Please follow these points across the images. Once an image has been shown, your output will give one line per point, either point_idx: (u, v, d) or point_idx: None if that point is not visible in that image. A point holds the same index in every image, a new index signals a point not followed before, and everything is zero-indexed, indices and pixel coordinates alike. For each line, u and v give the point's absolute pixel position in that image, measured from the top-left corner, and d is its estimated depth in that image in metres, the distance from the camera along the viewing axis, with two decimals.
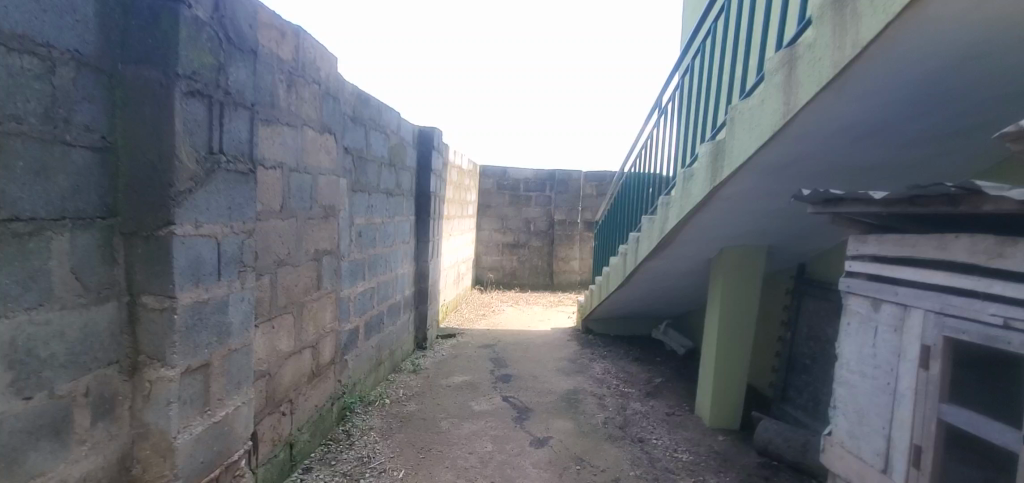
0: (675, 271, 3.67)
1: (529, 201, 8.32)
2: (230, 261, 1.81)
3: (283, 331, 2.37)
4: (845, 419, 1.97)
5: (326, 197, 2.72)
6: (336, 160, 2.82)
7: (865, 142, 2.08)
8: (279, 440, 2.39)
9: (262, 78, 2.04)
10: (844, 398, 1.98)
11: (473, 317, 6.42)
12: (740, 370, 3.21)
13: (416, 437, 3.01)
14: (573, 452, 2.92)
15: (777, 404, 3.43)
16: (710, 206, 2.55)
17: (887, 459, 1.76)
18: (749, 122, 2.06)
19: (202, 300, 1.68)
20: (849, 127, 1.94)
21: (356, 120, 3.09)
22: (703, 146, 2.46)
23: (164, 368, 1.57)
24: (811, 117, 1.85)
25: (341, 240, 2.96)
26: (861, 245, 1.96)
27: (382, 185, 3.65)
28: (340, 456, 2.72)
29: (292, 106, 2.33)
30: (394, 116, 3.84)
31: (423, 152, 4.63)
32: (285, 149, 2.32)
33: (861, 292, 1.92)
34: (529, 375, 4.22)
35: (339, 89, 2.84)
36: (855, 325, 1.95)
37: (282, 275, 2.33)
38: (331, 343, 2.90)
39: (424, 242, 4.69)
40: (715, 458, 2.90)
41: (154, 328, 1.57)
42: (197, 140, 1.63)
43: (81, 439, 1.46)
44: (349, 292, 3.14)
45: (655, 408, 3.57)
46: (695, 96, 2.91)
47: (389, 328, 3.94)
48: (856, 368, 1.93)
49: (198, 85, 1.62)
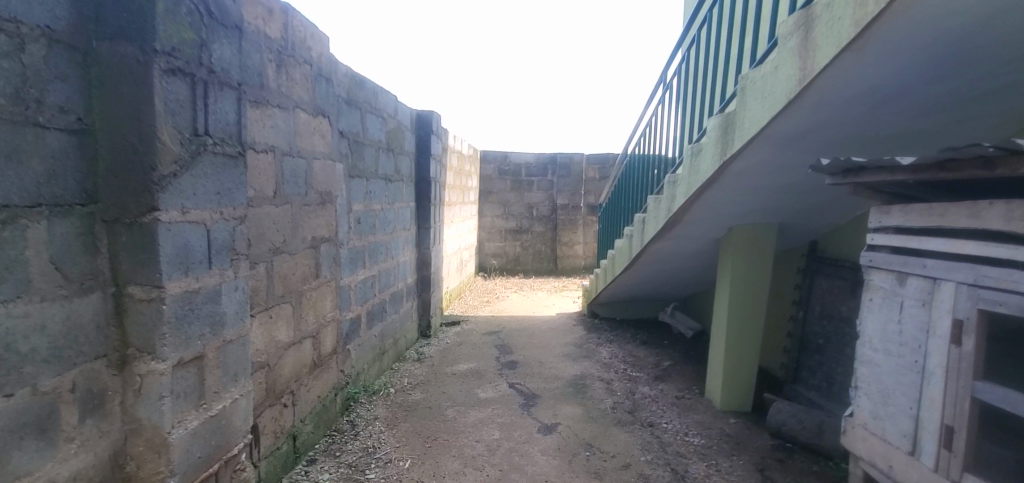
0: (684, 251, 3.57)
1: (531, 186, 8.21)
2: (221, 248, 1.73)
3: (281, 321, 2.30)
4: (869, 399, 1.89)
5: (322, 183, 2.64)
6: (330, 143, 2.73)
7: (881, 110, 1.98)
8: (281, 432, 2.33)
9: (252, 57, 1.94)
10: (868, 378, 1.90)
11: (477, 303, 6.35)
12: (749, 352, 3.15)
13: (422, 427, 2.95)
14: (582, 437, 2.86)
15: (790, 385, 3.36)
16: (721, 182, 2.46)
17: (915, 441, 1.68)
18: (764, 91, 1.97)
19: (192, 289, 1.60)
20: (865, 93, 1.84)
21: (350, 103, 3.00)
22: (712, 120, 2.37)
23: (155, 361, 1.50)
24: (827, 84, 1.76)
25: (339, 227, 2.88)
26: (885, 216, 1.86)
27: (380, 170, 3.56)
28: (344, 447, 2.67)
29: (282, 87, 2.22)
30: (390, 98, 3.73)
31: (422, 137, 4.52)
32: (277, 132, 2.22)
33: (886, 266, 1.84)
34: (535, 362, 4.16)
35: (332, 69, 2.73)
36: (879, 301, 1.87)
37: (279, 263, 2.24)
38: (331, 334, 2.83)
39: (425, 228, 4.60)
40: (727, 441, 2.84)
41: (142, 319, 1.49)
42: (180, 121, 1.55)
43: (69, 437, 1.39)
44: (348, 280, 3.06)
45: (665, 392, 3.50)
46: (703, 69, 2.79)
47: (392, 317, 3.88)
48: (880, 346, 1.85)
49: (178, 63, 1.53)
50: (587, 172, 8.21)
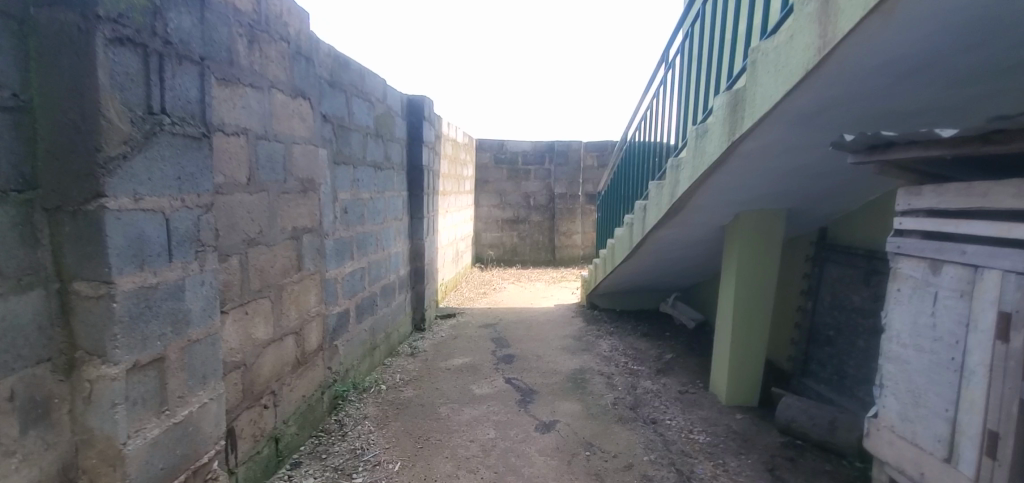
0: (687, 240, 3.42)
1: (528, 175, 8.03)
2: (183, 239, 1.56)
3: (259, 317, 2.14)
4: (896, 399, 1.75)
5: (303, 169, 2.48)
6: (311, 126, 2.56)
7: (905, 84, 1.81)
8: (261, 435, 2.19)
9: (218, 30, 1.77)
10: (895, 375, 1.76)
11: (474, 295, 6.21)
12: (756, 344, 3.01)
13: (414, 426, 2.81)
14: (582, 436, 2.72)
15: (798, 378, 3.22)
16: (728, 164, 2.31)
17: (952, 446, 1.54)
18: (777, 64, 1.81)
19: (149, 284, 1.43)
20: (888, 65, 1.67)
21: (333, 85, 2.82)
22: (719, 97, 2.20)
23: (105, 365, 1.34)
24: (849, 53, 1.60)
25: (323, 217, 2.72)
26: (916, 198, 1.71)
27: (368, 157, 3.39)
28: (331, 449, 2.53)
29: (256, 65, 2.05)
30: (378, 82, 3.55)
31: (414, 123, 4.34)
32: (251, 114, 2.05)
33: (918, 253, 1.69)
34: (532, 355, 4.02)
35: (313, 48, 2.56)
36: (909, 292, 1.72)
37: (254, 256, 2.08)
38: (316, 329, 2.67)
39: (418, 218, 4.45)
40: (734, 438, 2.70)
41: (91, 318, 1.34)
42: (130, 98, 1.37)
43: (9, 451, 1.24)
44: (335, 272, 2.90)
45: (667, 386, 3.36)
46: (708, 46, 2.62)
47: (383, 311, 3.72)
48: (910, 341, 1.71)
49: (127, 31, 1.35)
50: (586, 160, 8.03)
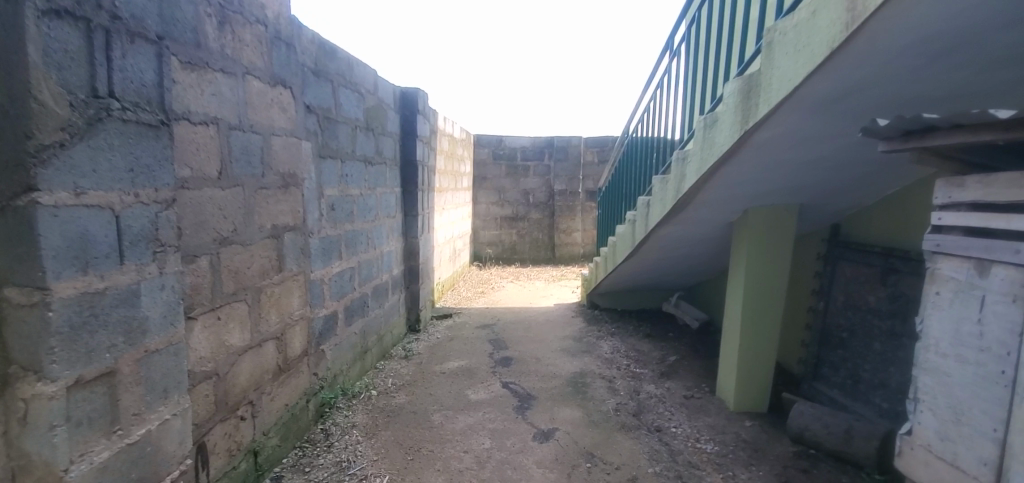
0: (693, 237, 3.26)
1: (527, 171, 7.87)
2: (138, 239, 1.40)
3: (234, 323, 1.98)
4: (933, 414, 1.60)
5: (284, 163, 2.32)
6: (293, 118, 2.40)
7: (937, 66, 1.64)
8: (237, 449, 2.03)
9: (181, 8, 1.60)
10: (932, 388, 1.60)
11: (472, 294, 6.05)
12: (766, 347, 2.85)
13: (405, 436, 2.66)
14: (582, 446, 2.57)
15: (809, 382, 3.06)
16: (739, 156, 2.14)
17: (1000, 470, 1.39)
18: (797, 43, 1.64)
19: (94, 290, 1.28)
20: (921, 43, 1.51)
21: (318, 74, 2.66)
22: (731, 84, 2.04)
23: (42, 382, 1.18)
24: (880, 30, 1.43)
25: (307, 214, 2.56)
26: (960, 190, 1.56)
27: (357, 151, 3.22)
28: (315, 461, 2.37)
29: (227, 48, 1.88)
30: (368, 72, 3.38)
31: (408, 116, 4.18)
32: (222, 101, 1.89)
33: (960, 252, 1.53)
34: (531, 358, 3.86)
35: (294, 33, 2.39)
36: (949, 296, 1.57)
37: (227, 256, 1.92)
38: (300, 334, 2.51)
39: (412, 215, 4.29)
40: (744, 448, 2.54)
41: (24, 330, 1.18)
42: (70, 79, 1.21)
43: None
44: (321, 273, 2.74)
45: (672, 391, 3.20)
46: (716, 30, 2.46)
47: (375, 312, 3.57)
48: (950, 350, 1.55)
49: (65, 2, 1.19)
50: (585, 156, 7.86)
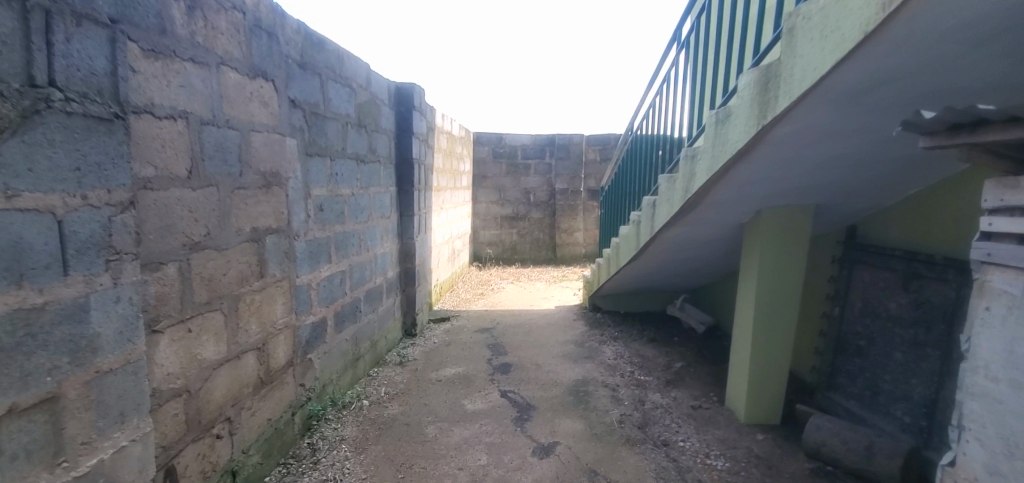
0: (701, 239, 3.10)
1: (528, 170, 7.71)
2: (86, 246, 1.25)
3: (207, 334, 1.83)
4: (983, 445, 1.45)
5: (265, 161, 2.16)
6: (276, 113, 2.25)
7: (979, 55, 1.48)
8: (212, 471, 1.88)
9: None
10: (982, 415, 1.46)
11: (471, 296, 5.90)
12: (779, 358, 2.69)
13: (397, 451, 2.50)
14: (584, 462, 2.41)
15: (824, 392, 2.90)
16: (755, 153, 1.98)
17: None
18: (823, 28, 1.49)
19: (30, 306, 1.14)
20: (963, 29, 1.34)
21: (304, 66, 2.50)
22: (746, 75, 1.88)
23: None
24: (920, 12, 1.27)
25: (293, 215, 2.40)
26: (1015, 192, 1.40)
27: (348, 149, 3.07)
28: (299, 480, 2.22)
29: (198, 36, 1.73)
30: (360, 66, 3.23)
31: (403, 113, 4.02)
32: (193, 94, 1.73)
33: (1014, 263, 1.38)
34: (531, 364, 3.70)
35: (277, 23, 2.24)
36: (1002, 312, 1.41)
37: (199, 262, 1.77)
38: (285, 343, 2.36)
39: (408, 216, 4.13)
40: (757, 464, 2.39)
41: None
42: (2, 65, 1.06)
43: None
44: (308, 278, 2.59)
45: (679, 401, 3.05)
46: (729, 19, 2.29)
47: (368, 318, 3.41)
48: (1002, 374, 1.40)
49: None
50: (587, 154, 7.70)
